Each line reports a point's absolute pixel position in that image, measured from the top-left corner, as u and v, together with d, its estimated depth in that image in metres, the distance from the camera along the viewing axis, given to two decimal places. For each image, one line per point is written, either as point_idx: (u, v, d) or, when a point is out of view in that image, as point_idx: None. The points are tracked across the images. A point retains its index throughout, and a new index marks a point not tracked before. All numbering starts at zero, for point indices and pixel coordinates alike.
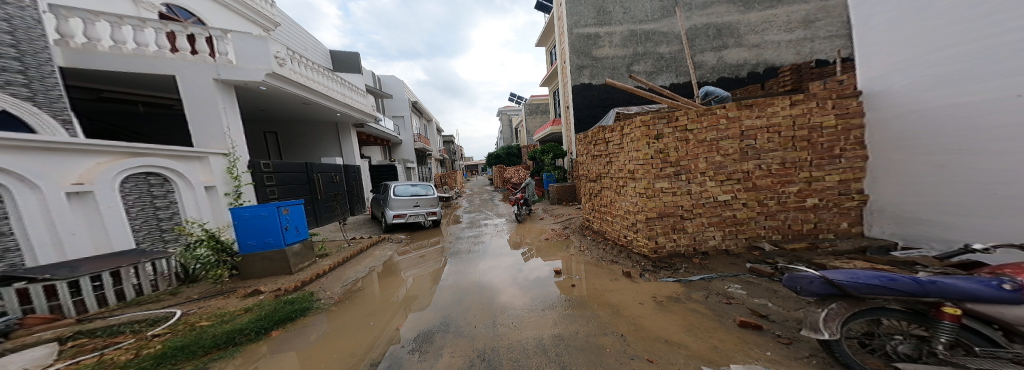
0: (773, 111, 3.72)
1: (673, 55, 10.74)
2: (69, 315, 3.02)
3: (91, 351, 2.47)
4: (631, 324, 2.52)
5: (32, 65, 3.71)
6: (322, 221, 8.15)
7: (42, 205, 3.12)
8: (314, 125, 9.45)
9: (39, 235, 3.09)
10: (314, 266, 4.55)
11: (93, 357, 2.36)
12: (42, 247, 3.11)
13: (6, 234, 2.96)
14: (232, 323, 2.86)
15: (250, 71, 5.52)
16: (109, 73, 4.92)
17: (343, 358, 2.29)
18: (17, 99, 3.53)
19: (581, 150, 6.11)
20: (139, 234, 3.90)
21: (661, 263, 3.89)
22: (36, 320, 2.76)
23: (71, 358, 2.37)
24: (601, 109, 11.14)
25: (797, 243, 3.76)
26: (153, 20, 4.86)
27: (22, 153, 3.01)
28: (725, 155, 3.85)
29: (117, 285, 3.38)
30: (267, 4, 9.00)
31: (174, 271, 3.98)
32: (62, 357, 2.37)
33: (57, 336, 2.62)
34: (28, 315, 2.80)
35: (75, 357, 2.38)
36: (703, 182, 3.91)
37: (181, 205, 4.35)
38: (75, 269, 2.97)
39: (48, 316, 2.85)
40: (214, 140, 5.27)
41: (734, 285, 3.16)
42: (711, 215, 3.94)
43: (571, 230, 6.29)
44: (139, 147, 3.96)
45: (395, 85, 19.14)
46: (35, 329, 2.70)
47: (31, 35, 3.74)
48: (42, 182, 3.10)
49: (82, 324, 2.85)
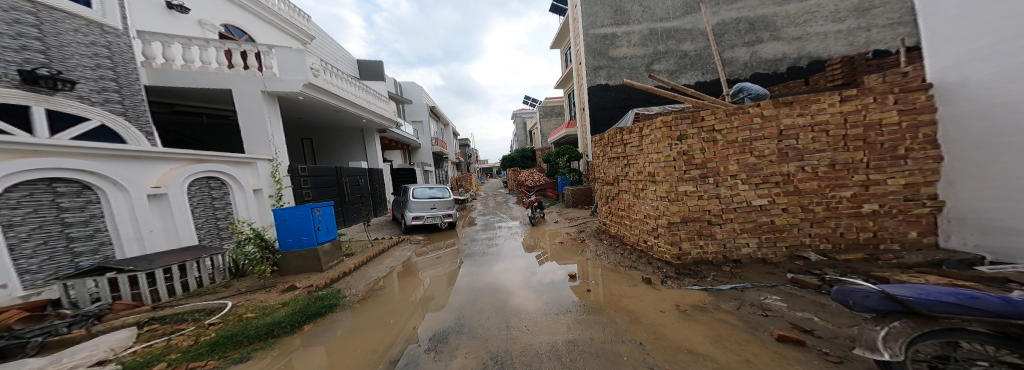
0: (819, 108, 3.41)
1: (699, 52, 10.24)
2: (146, 302, 3.42)
3: (160, 336, 2.76)
4: (650, 332, 2.40)
5: (124, 85, 4.53)
6: (349, 221, 8.59)
7: (129, 205, 3.57)
8: (342, 131, 10.03)
9: (126, 232, 3.54)
10: (341, 264, 4.80)
11: (162, 341, 2.65)
12: (128, 242, 3.55)
13: (102, 231, 3.42)
14: (271, 316, 3.07)
15: (290, 82, 5.92)
16: (181, 89, 5.61)
17: (365, 354, 2.39)
18: (113, 115, 4.37)
19: (597, 152, 6.00)
20: (201, 232, 4.33)
21: (686, 270, 3.67)
22: (122, 306, 3.20)
23: (146, 341, 2.69)
24: (619, 110, 10.80)
25: (851, 253, 3.39)
26: (215, 39, 5.47)
27: (114, 160, 3.46)
28: (759, 156, 3.57)
29: (182, 277, 3.79)
30: (302, 19, 9.67)
31: (226, 265, 4.37)
32: (139, 340, 2.70)
33: (137, 320, 2.99)
34: (116, 301, 3.23)
35: (149, 340, 2.69)
36: (733, 186, 3.66)
37: (234, 206, 4.81)
38: (153, 261, 3.37)
39: (130, 303, 3.28)
40: (261, 146, 5.76)
41: (771, 295, 2.91)
42: (744, 221, 3.67)
43: (587, 234, 6.12)
44: (203, 154, 4.41)
45: (415, 91, 19.95)
46: (121, 313, 3.12)
47: (126, 58, 4.58)
48: (129, 185, 3.55)
49: (156, 311, 3.22)
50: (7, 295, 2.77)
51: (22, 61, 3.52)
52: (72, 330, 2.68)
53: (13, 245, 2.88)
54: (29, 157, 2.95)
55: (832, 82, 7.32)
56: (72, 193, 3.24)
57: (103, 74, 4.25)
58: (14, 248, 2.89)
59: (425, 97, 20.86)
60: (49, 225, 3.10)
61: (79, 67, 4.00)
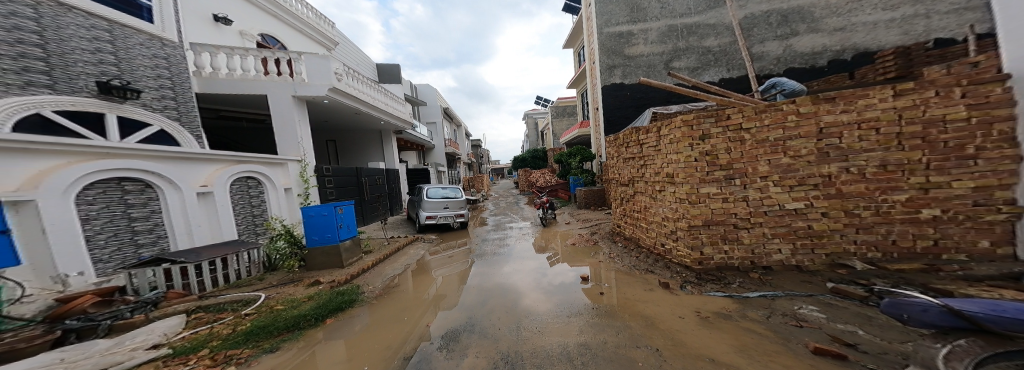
0: (867, 105, 3.15)
1: (723, 48, 9.82)
2: (194, 292, 3.69)
3: (204, 324, 2.99)
4: (667, 338, 2.32)
5: (179, 93, 5.21)
6: (368, 219, 8.89)
7: (181, 202, 3.91)
8: (361, 133, 10.41)
9: (179, 226, 3.89)
10: (360, 261, 4.98)
11: (206, 329, 2.88)
12: (180, 236, 3.90)
13: (159, 225, 3.77)
14: (298, 309, 3.23)
15: (316, 87, 6.21)
16: (225, 96, 6.06)
17: (381, 349, 2.46)
18: (170, 121, 5.02)
19: (611, 153, 5.88)
20: (241, 228, 4.64)
21: (708, 276, 3.51)
22: (174, 295, 3.48)
23: (193, 328, 2.93)
24: (635, 109, 10.51)
25: (906, 263, 3.09)
26: (254, 49, 5.89)
27: (170, 161, 3.82)
28: (795, 157, 3.36)
29: (225, 269, 4.10)
30: (326, 26, 10.12)
31: (261, 260, 4.63)
32: (187, 327, 2.93)
33: (185, 308, 3.25)
34: (169, 290, 3.52)
35: (195, 327, 2.93)
36: (763, 188, 3.47)
37: (268, 204, 5.12)
38: (199, 254, 3.67)
39: (181, 292, 3.55)
40: (291, 148, 6.11)
41: (806, 305, 2.71)
42: (775, 226, 3.46)
43: (600, 236, 6.00)
44: (243, 156, 4.75)
45: (429, 93, 20.40)
46: (174, 301, 3.39)
47: (179, 68, 5.23)
48: (181, 184, 3.90)
49: (202, 300, 3.49)
50: (83, 282, 3.08)
51: (100, 73, 4.17)
52: (134, 315, 2.98)
53: (89, 237, 3.19)
54: (100, 159, 3.28)
55: (882, 75, 6.77)
56: (137, 191, 3.58)
57: (161, 84, 4.94)
58: (91, 240, 3.21)
59: (439, 99, 21.28)
60: (118, 220, 3.42)
61: (143, 78, 4.67)
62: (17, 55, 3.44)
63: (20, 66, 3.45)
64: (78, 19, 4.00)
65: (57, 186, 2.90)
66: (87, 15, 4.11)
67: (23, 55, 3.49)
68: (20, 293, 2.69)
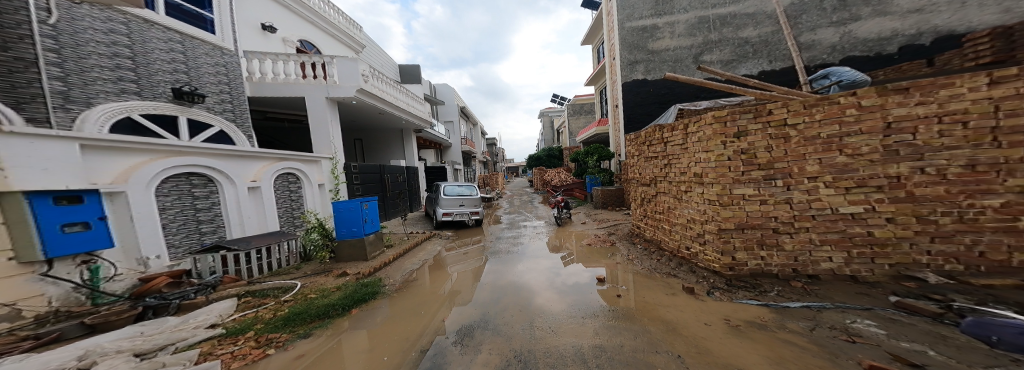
0: (953, 96, 2.78)
1: (766, 38, 9.21)
2: (245, 277, 4.04)
3: (250, 308, 3.26)
4: (691, 345, 2.22)
5: (235, 95, 5.75)
6: (390, 215, 9.23)
7: (235, 195, 4.35)
8: (385, 132, 10.83)
9: (233, 217, 4.34)
10: (382, 255, 5.19)
11: (253, 312, 3.15)
12: (234, 226, 4.35)
13: (219, 216, 4.23)
14: (328, 298, 3.45)
15: (346, 88, 6.52)
16: (269, 99, 6.55)
17: (400, 340, 2.57)
18: (227, 122, 5.56)
19: (632, 151, 5.69)
20: (283, 221, 5.01)
21: (740, 282, 3.31)
22: (229, 279, 3.83)
23: (242, 310, 3.21)
24: (658, 106, 10.08)
25: (997, 278, 2.74)
26: (293, 54, 6.31)
27: (227, 159, 4.27)
28: (853, 155, 3.07)
29: (270, 257, 4.43)
30: (354, 30, 10.61)
31: (297, 250, 4.94)
32: (237, 309, 3.22)
33: (236, 293, 3.57)
34: (228, 275, 3.88)
35: (243, 310, 3.21)
36: (812, 190, 3.20)
37: (306, 199, 5.49)
38: (250, 242, 4.16)
39: (236, 277, 3.89)
40: (325, 147, 6.48)
41: (860, 319, 2.45)
42: (826, 231, 3.19)
43: (617, 237, 5.84)
44: (285, 154, 5.16)
45: (447, 92, 20.79)
46: (228, 285, 3.76)
47: (236, 79, 5.77)
48: (235, 179, 4.34)
49: (249, 285, 3.82)
50: (160, 264, 3.61)
51: (174, 80, 4.81)
52: (197, 296, 3.32)
53: (165, 224, 3.69)
54: (173, 156, 3.76)
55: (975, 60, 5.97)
56: (201, 185, 4.05)
57: (222, 88, 5.53)
58: (166, 227, 3.71)
59: (456, 98, 21.62)
60: (187, 210, 3.91)
61: (207, 84, 5.29)
62: (114, 67, 4.15)
63: (116, 75, 4.17)
64: (159, 33, 4.68)
65: (141, 179, 3.42)
66: (166, 29, 4.78)
67: (118, 66, 4.19)
68: (113, 272, 3.23)
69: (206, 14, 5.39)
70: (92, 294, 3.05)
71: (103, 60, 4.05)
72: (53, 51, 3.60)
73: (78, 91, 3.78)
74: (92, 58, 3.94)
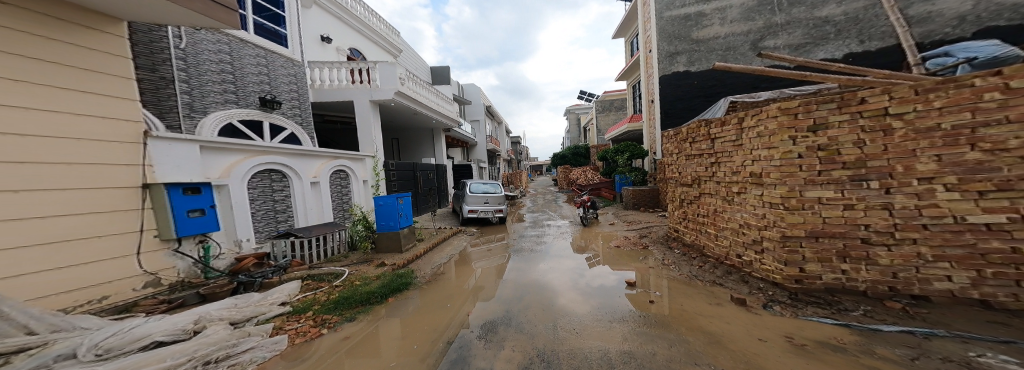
0: None
1: (857, 13, 8.08)
2: (308, 262, 4.51)
3: (310, 290, 3.64)
4: (738, 361, 2.03)
5: (304, 101, 6.39)
6: (421, 211, 9.65)
7: (303, 189, 4.87)
8: (419, 132, 11.35)
9: (302, 208, 4.86)
10: (415, 247, 5.50)
11: (312, 294, 3.50)
12: (301, 216, 4.86)
13: (291, 207, 4.76)
14: (369, 286, 3.72)
15: (386, 91, 6.94)
16: (328, 103, 7.18)
17: (430, 329, 2.70)
18: (297, 125, 6.21)
19: (670, 149, 5.34)
20: (336, 213, 5.50)
21: (811, 297, 2.93)
22: (297, 263, 4.30)
23: (302, 293, 3.56)
24: (702, 99, 9.35)
25: None
26: (342, 61, 6.85)
27: (297, 157, 4.80)
28: (993, 150, 2.41)
29: (326, 244, 4.89)
30: (394, 36, 11.26)
31: (345, 240, 5.32)
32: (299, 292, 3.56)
33: (298, 276, 3.98)
34: (296, 260, 4.35)
35: (303, 292, 3.56)
36: (924, 194, 2.64)
37: (354, 193, 5.99)
38: (313, 231, 4.69)
39: (300, 263, 4.33)
40: (368, 146, 6.96)
41: (990, 352, 1.97)
42: (942, 244, 2.63)
43: (650, 240, 5.54)
44: (337, 152, 5.69)
45: (475, 92, 21.25)
46: (296, 269, 4.19)
47: (303, 83, 6.40)
48: (303, 175, 4.87)
49: (310, 270, 4.25)
50: (250, 247, 4.17)
51: (261, 91, 5.49)
52: (274, 276, 3.80)
53: (253, 214, 4.22)
54: (258, 155, 4.29)
55: None
56: (280, 180, 4.58)
57: (296, 95, 6.22)
58: (254, 216, 4.24)
59: (483, 98, 22.04)
60: (269, 202, 4.43)
61: (284, 92, 5.97)
62: (221, 81, 4.87)
63: (223, 88, 4.90)
64: (251, 50, 5.34)
65: (238, 175, 3.97)
66: (257, 46, 5.44)
67: (224, 80, 4.91)
68: (219, 251, 3.84)
69: (281, 30, 6.04)
70: (205, 269, 3.65)
71: (213, 75, 4.74)
72: (182, 70, 4.29)
73: (198, 103, 4.53)
74: (206, 74, 4.64)
